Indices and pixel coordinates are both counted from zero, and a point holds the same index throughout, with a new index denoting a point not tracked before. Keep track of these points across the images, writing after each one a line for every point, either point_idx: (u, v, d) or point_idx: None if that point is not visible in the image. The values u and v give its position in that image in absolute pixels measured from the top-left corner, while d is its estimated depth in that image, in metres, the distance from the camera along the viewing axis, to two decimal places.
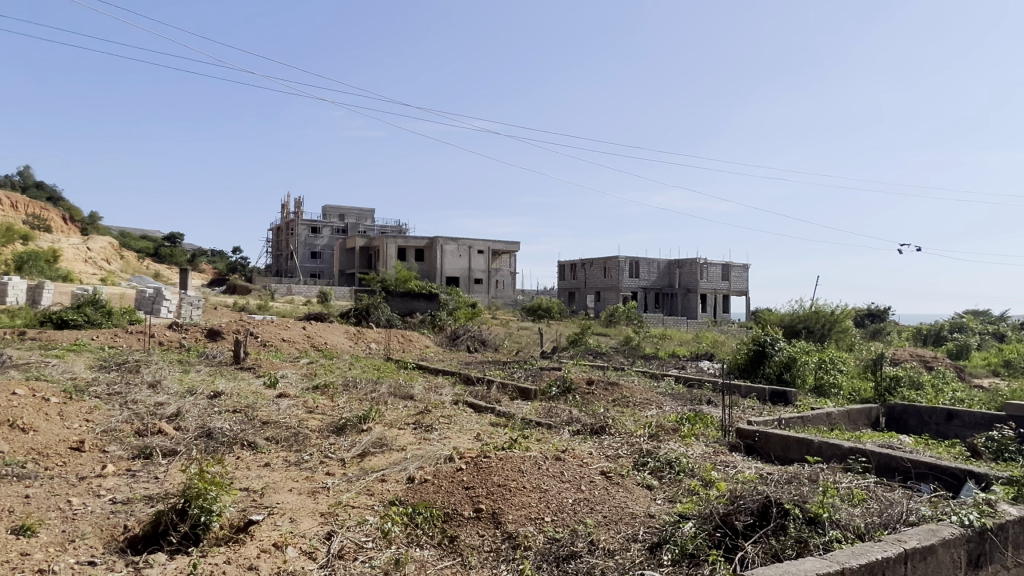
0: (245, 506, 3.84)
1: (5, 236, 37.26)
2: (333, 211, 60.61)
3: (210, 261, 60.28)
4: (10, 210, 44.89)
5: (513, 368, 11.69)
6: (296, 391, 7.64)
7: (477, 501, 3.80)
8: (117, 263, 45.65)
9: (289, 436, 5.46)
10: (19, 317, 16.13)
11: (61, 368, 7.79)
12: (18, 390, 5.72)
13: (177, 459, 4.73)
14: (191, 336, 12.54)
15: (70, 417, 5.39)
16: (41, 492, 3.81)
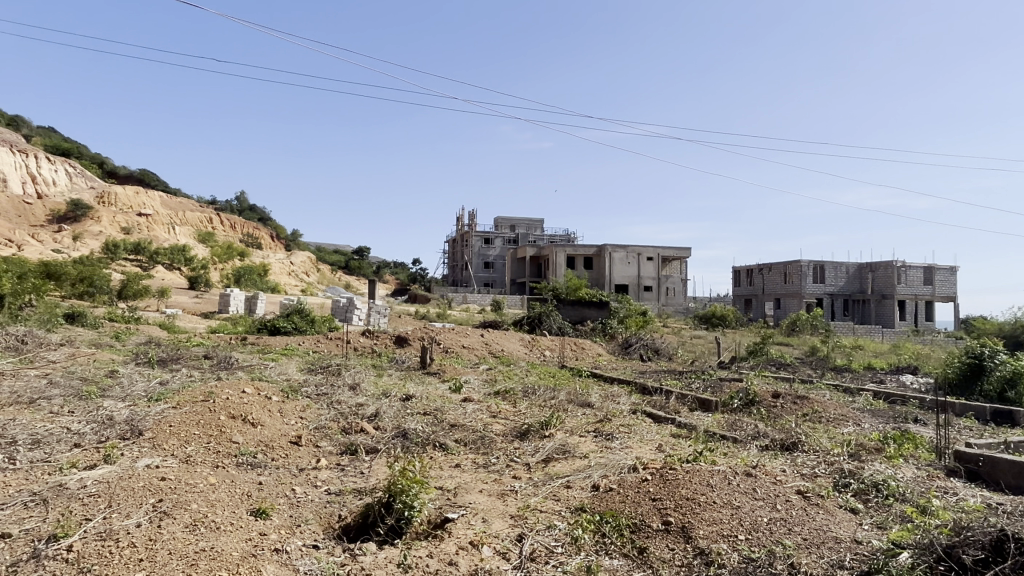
0: (442, 504, 4.07)
1: (226, 255, 42.68)
2: (504, 222, 62.59)
3: (393, 272, 64.70)
4: (230, 231, 51.33)
5: (690, 378, 11.33)
6: (479, 396, 7.97)
7: (665, 513, 3.72)
8: (315, 275, 50.53)
9: (476, 438, 5.71)
10: (240, 325, 18.37)
11: (278, 371, 8.76)
12: (246, 389, 6.52)
13: (379, 457, 5.12)
14: (381, 342, 13.55)
15: (288, 414, 6.03)
16: (270, 480, 4.31)
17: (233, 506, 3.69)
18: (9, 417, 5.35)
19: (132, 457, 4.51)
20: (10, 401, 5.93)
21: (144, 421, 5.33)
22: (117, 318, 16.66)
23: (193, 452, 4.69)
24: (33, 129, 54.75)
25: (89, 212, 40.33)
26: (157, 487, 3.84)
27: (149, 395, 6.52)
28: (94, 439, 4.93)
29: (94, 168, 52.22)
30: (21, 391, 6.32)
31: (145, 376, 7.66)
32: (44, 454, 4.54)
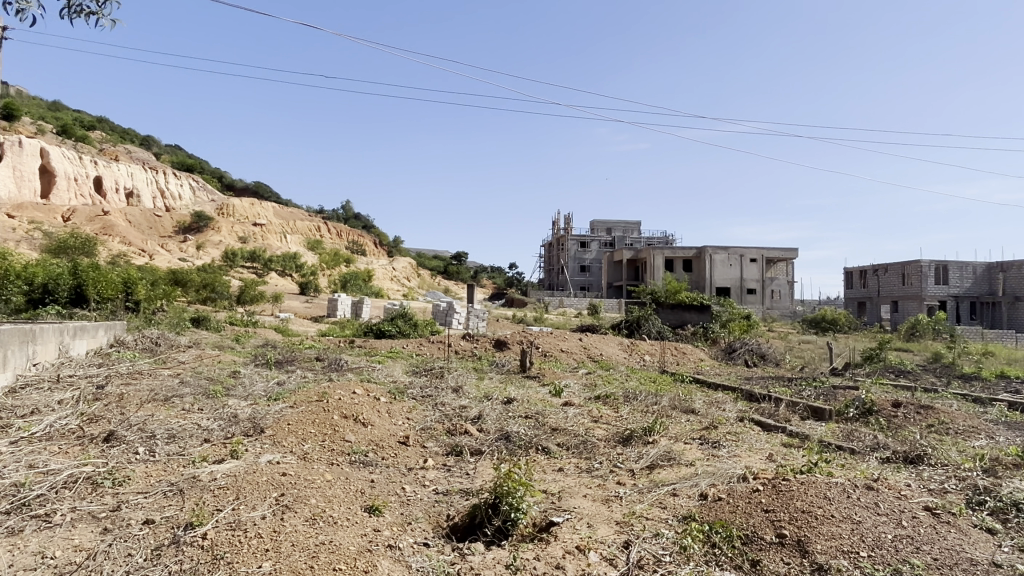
0: (547, 507, 4.09)
1: (333, 261, 44.71)
2: (600, 225, 62.17)
3: (490, 276, 65.59)
4: (336, 238, 53.72)
5: (800, 385, 10.83)
6: (580, 400, 7.96)
7: (779, 526, 3.58)
8: (416, 280, 52.03)
9: (578, 443, 5.70)
10: (347, 328, 19.18)
11: (385, 372, 9.09)
12: (356, 390, 6.80)
13: (484, 458, 5.21)
14: (481, 346, 13.78)
15: (396, 415, 6.24)
16: (382, 478, 4.47)
17: (348, 502, 3.85)
18: (148, 413, 5.83)
19: (256, 453, 4.80)
20: (148, 398, 6.45)
21: (265, 419, 5.67)
22: (237, 321, 17.80)
23: (310, 450, 4.94)
24: (162, 147, 59.45)
25: (211, 224, 43.31)
26: (279, 481, 4.07)
27: (269, 395, 6.92)
28: (221, 435, 5.28)
29: (214, 181, 56.06)
30: (158, 389, 6.87)
31: (265, 377, 8.14)
32: (179, 448, 4.92)
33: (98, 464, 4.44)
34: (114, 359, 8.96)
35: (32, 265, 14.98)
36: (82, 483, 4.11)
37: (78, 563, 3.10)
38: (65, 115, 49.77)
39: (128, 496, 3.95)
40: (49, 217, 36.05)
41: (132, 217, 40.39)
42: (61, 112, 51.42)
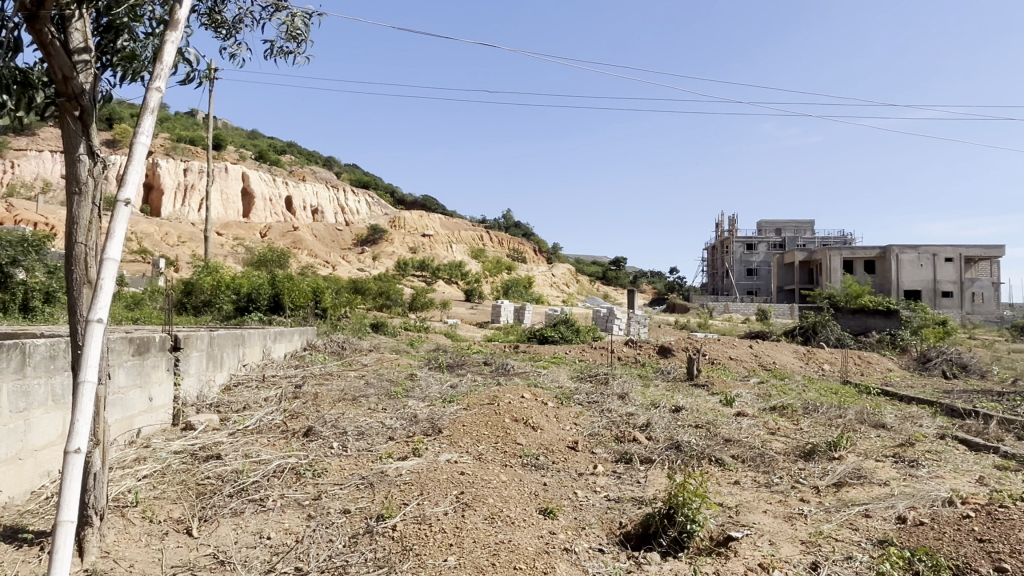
0: (724, 521, 3.94)
1: (496, 269, 46.13)
2: (769, 226, 58.91)
3: (650, 281, 64.41)
4: (498, 246, 55.40)
5: (1014, 400, 9.55)
6: (753, 411, 7.59)
7: (997, 558, 3.18)
8: (575, 285, 52.34)
9: (754, 455, 5.44)
10: (511, 334, 19.71)
11: (551, 378, 9.23)
12: (525, 394, 6.97)
13: (654, 467, 5.13)
14: (646, 352, 13.57)
15: (564, 420, 6.31)
16: (553, 482, 4.55)
17: (524, 503, 3.96)
18: (340, 410, 6.37)
19: (435, 452, 5.08)
20: (339, 397, 7.04)
21: (442, 420, 5.98)
22: (410, 327, 18.89)
23: (485, 451, 5.13)
24: (342, 167, 64.71)
25: (385, 236, 46.31)
26: (458, 480, 4.27)
27: (444, 397, 7.29)
28: (403, 434, 5.64)
29: (387, 196, 60.05)
30: (347, 389, 7.48)
31: (439, 380, 8.57)
32: (367, 444, 5.32)
33: (301, 456, 4.92)
34: (308, 362, 9.87)
35: (239, 277, 16.93)
36: (288, 472, 4.58)
37: (290, 544, 3.46)
38: (261, 143, 55.72)
39: (327, 486, 4.34)
40: (250, 234, 40.51)
41: (317, 232, 44.29)
42: (258, 140, 57.66)
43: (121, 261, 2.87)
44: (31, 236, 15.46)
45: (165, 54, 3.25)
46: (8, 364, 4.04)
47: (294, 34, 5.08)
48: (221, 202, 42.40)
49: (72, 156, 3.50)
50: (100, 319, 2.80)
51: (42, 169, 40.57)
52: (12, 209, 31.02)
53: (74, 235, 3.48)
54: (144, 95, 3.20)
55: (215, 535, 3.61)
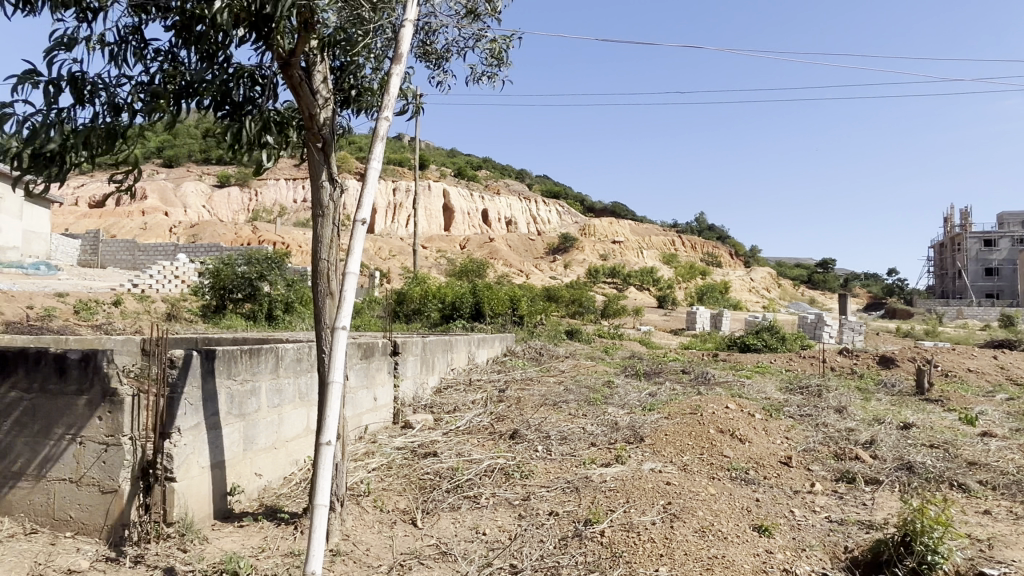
0: (973, 556, 3.48)
1: (689, 274, 44.75)
2: (1013, 218, 51.10)
3: (864, 285, 58.70)
4: (692, 251, 53.73)
5: None
6: (1003, 431, 6.61)
7: None
8: (777, 290, 49.18)
9: (1008, 483, 4.74)
10: (709, 342, 18.99)
11: (757, 388, 8.75)
12: (730, 405, 6.69)
13: (881, 489, 4.67)
14: (863, 363, 12.38)
15: (774, 433, 5.95)
16: (766, 498, 4.31)
17: (736, 518, 3.81)
18: (542, 415, 6.54)
19: (638, 460, 5.05)
20: (541, 402, 7.24)
21: (644, 428, 5.93)
22: (605, 334, 18.93)
23: (690, 462, 5.00)
24: (534, 179, 66.70)
25: (576, 244, 46.80)
26: (664, 490, 4.21)
27: (644, 405, 7.22)
28: (606, 440, 5.68)
29: (577, 205, 60.87)
30: (548, 394, 7.68)
31: (638, 388, 8.47)
32: (570, 449, 5.42)
33: (509, 457, 5.14)
34: (509, 367, 10.27)
35: (443, 288, 18.09)
36: (498, 472, 4.81)
37: (504, 541, 3.63)
38: (460, 160, 59.22)
39: (534, 488, 4.49)
40: (451, 246, 43.15)
41: (511, 242, 46.00)
42: (457, 158, 61.35)
43: (359, 274, 3.24)
44: (274, 253, 17.78)
45: (391, 85, 3.61)
46: (266, 365, 4.64)
47: (496, 60, 5.39)
48: (426, 217, 45.85)
49: (317, 183, 3.98)
50: (344, 326, 3.19)
51: (279, 195, 46.42)
52: (257, 231, 35.85)
53: (319, 252, 3.95)
54: (376, 125, 3.57)
55: (436, 527, 3.89)
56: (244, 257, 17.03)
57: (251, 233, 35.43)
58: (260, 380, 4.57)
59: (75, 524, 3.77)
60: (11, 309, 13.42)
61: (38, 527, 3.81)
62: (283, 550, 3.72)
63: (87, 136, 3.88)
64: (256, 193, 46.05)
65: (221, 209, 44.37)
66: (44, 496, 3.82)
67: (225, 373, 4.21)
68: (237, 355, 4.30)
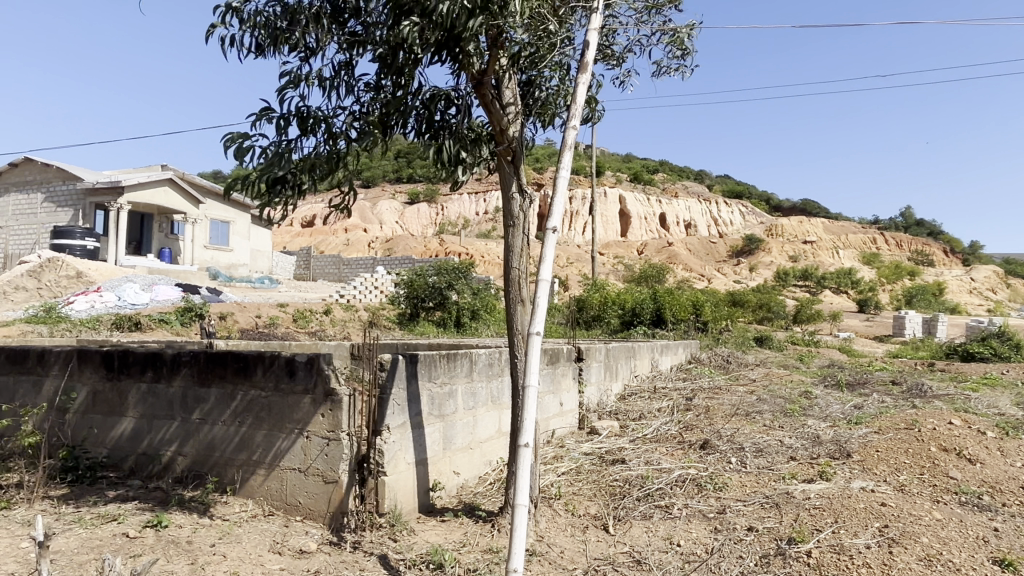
0: None
1: (895, 275, 40.56)
2: None
3: None
4: (897, 250, 48.66)
5: None
6: None
7: None
8: (1006, 291, 43.03)
9: None
10: (923, 350, 17.03)
11: (987, 402, 7.69)
12: (954, 420, 5.95)
13: None
14: None
15: (1012, 454, 5.20)
16: (1008, 529, 3.78)
17: (970, 549, 3.40)
18: (735, 426, 6.24)
19: (847, 477, 4.65)
20: (732, 412, 6.92)
21: (851, 443, 5.46)
22: (798, 341, 17.69)
23: (908, 482, 4.53)
24: (715, 180, 64.24)
25: (762, 245, 44.27)
26: (880, 511, 3.84)
27: (849, 418, 6.64)
28: (807, 455, 5.30)
29: (763, 204, 57.58)
30: (739, 404, 7.31)
31: (840, 399, 7.81)
32: (767, 463, 5.12)
33: (700, 468, 4.97)
34: (695, 375, 9.94)
35: (623, 294, 17.98)
36: (689, 483, 4.67)
37: (700, 554, 3.52)
38: (636, 165, 58.56)
39: (730, 501, 4.31)
40: (628, 253, 42.78)
41: (692, 245, 44.59)
42: (633, 162, 60.69)
43: (551, 281, 3.32)
44: (461, 264, 18.70)
45: (578, 95, 3.69)
46: (462, 369, 4.89)
47: (680, 52, 5.31)
48: (603, 224, 46.02)
49: (507, 195, 4.15)
50: (538, 331, 3.29)
51: (463, 209, 48.81)
52: (444, 243, 38.01)
53: (510, 261, 4.12)
54: (564, 135, 3.66)
55: (628, 534, 3.87)
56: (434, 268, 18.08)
57: (439, 245, 37.62)
58: (456, 383, 4.83)
59: (303, 509, 4.21)
60: (244, 318, 15.39)
61: (274, 510, 4.30)
62: (482, 546, 3.90)
63: (310, 163, 4.40)
64: (443, 207, 48.81)
65: (412, 224, 47.61)
66: (279, 483, 4.32)
67: (427, 376, 4.51)
68: (437, 360, 4.59)
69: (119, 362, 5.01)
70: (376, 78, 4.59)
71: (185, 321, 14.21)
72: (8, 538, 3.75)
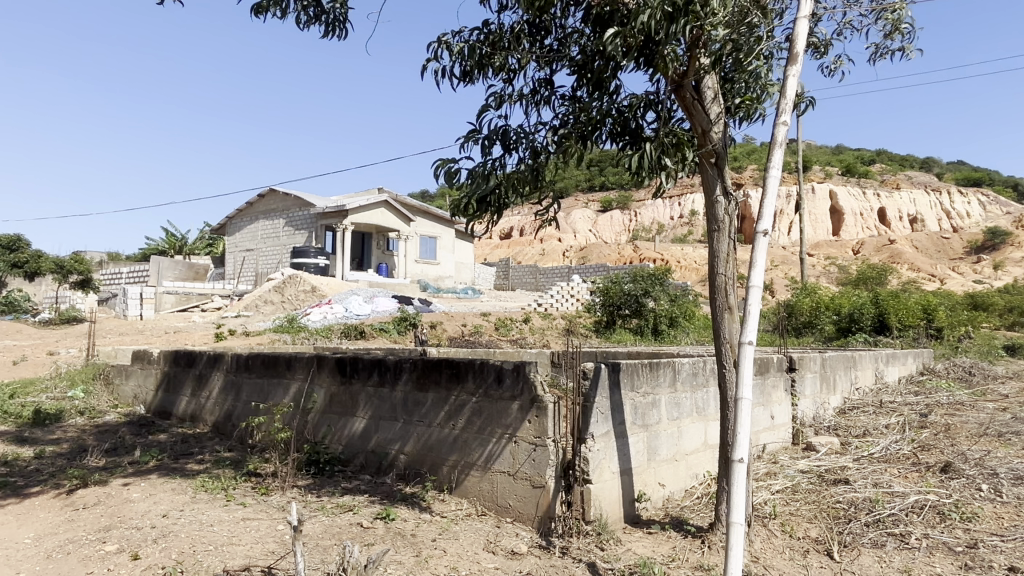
0: None
1: None
2: None
3: None
4: None
5: None
6: None
7: None
8: None
9: None
10: None
11: None
12: None
13: None
14: None
15: None
16: None
17: None
18: (985, 449, 5.45)
19: None
20: (981, 432, 6.05)
21: None
22: None
23: None
24: (946, 167, 56.88)
25: (1010, 239, 38.24)
26: None
27: None
28: None
29: (1010, 191, 49.86)
30: (990, 424, 6.35)
31: None
32: None
33: (943, 494, 4.39)
34: (929, 388, 8.82)
35: (840, 298, 16.56)
36: (929, 510, 4.16)
37: None
38: (848, 157, 53.67)
39: (983, 535, 3.77)
40: (842, 252, 39.26)
41: (920, 242, 39.89)
42: (845, 154, 55.70)
43: (764, 287, 3.15)
44: (656, 270, 18.40)
45: (788, 88, 3.47)
46: (665, 378, 4.79)
47: (897, 28, 4.82)
48: (811, 224, 42.79)
49: (711, 199, 4.01)
50: (751, 341, 3.13)
51: (657, 214, 47.92)
52: (638, 250, 37.59)
53: (715, 267, 3.97)
54: (773, 132, 3.46)
55: (857, 563, 3.55)
56: (630, 275, 17.97)
57: (633, 252, 37.30)
58: (660, 393, 4.75)
59: (513, 512, 4.37)
60: (451, 326, 16.40)
61: (487, 510, 4.51)
62: (693, 562, 3.80)
63: (512, 178, 4.59)
64: (636, 213, 48.31)
65: (605, 231, 47.70)
66: (490, 484, 4.52)
67: (629, 386, 4.48)
68: (639, 369, 4.55)
69: (350, 367, 5.58)
70: (575, 90, 4.70)
71: (401, 330, 15.46)
72: (268, 520, 4.33)
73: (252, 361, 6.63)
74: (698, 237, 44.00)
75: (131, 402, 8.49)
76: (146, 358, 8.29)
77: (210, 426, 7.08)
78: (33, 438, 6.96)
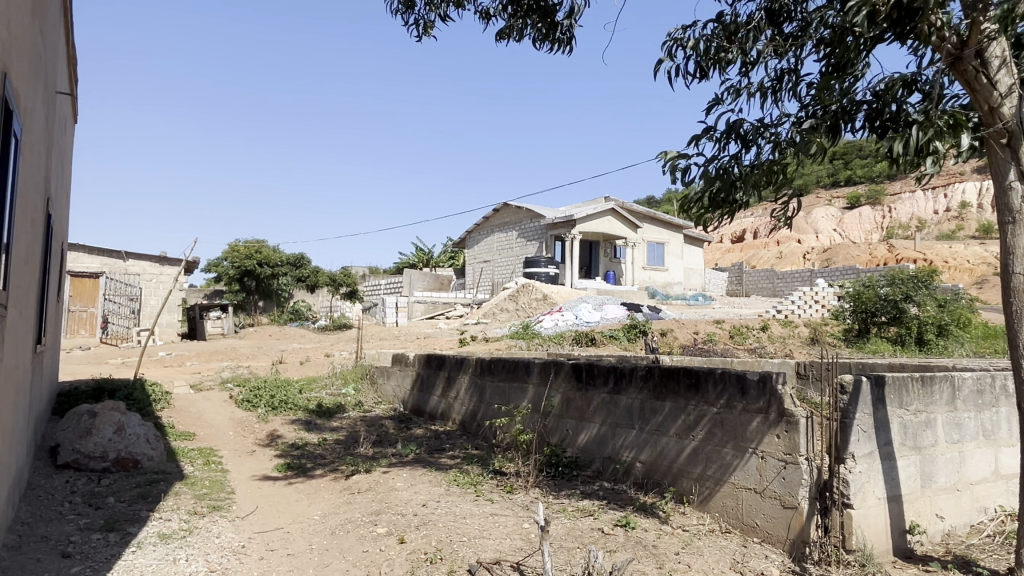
0: None
1: None
2: None
3: None
4: None
5: None
6: None
7: None
8: None
9: None
10: None
11: None
12: None
13: None
14: None
15: None
16: None
17: None
18: None
19: None
20: None
21: None
22: None
23: None
24: None
25: None
26: None
27: None
28: None
29: None
30: None
31: None
32: None
33: None
34: None
35: None
36: None
37: None
38: None
39: None
40: None
41: None
42: None
43: None
44: (919, 271, 16.26)
45: None
46: (942, 395, 4.19)
47: None
48: None
49: (1004, 185, 3.44)
50: None
51: (918, 208, 42.35)
52: (894, 249, 33.55)
53: (1010, 266, 3.40)
54: None
55: None
56: (886, 278, 16.21)
57: (888, 252, 33.38)
58: (936, 411, 4.16)
59: (762, 532, 4.07)
60: (683, 334, 16.00)
61: (732, 528, 4.27)
62: None
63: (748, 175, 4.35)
64: (891, 209, 43.23)
65: (853, 230, 43.26)
66: (734, 500, 4.29)
67: (897, 402, 3.99)
68: (909, 383, 4.03)
69: (587, 374, 5.68)
70: (826, 77, 4.32)
71: (631, 337, 15.41)
72: (515, 517, 4.54)
73: (494, 365, 7.03)
74: (971, 231, 37.98)
75: (392, 401, 9.47)
76: (404, 361, 9.22)
77: (458, 423, 7.65)
78: (318, 427, 8.08)
